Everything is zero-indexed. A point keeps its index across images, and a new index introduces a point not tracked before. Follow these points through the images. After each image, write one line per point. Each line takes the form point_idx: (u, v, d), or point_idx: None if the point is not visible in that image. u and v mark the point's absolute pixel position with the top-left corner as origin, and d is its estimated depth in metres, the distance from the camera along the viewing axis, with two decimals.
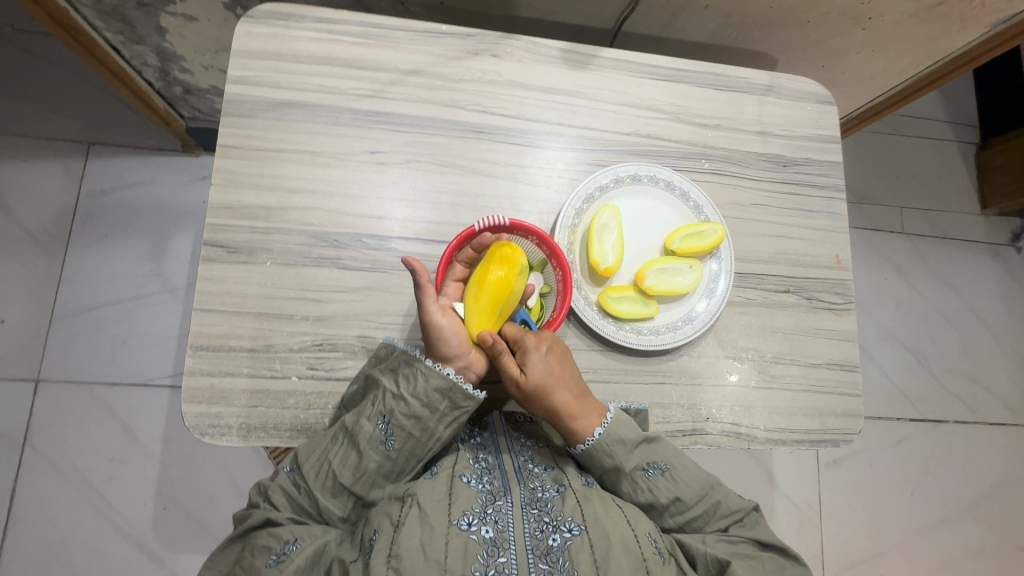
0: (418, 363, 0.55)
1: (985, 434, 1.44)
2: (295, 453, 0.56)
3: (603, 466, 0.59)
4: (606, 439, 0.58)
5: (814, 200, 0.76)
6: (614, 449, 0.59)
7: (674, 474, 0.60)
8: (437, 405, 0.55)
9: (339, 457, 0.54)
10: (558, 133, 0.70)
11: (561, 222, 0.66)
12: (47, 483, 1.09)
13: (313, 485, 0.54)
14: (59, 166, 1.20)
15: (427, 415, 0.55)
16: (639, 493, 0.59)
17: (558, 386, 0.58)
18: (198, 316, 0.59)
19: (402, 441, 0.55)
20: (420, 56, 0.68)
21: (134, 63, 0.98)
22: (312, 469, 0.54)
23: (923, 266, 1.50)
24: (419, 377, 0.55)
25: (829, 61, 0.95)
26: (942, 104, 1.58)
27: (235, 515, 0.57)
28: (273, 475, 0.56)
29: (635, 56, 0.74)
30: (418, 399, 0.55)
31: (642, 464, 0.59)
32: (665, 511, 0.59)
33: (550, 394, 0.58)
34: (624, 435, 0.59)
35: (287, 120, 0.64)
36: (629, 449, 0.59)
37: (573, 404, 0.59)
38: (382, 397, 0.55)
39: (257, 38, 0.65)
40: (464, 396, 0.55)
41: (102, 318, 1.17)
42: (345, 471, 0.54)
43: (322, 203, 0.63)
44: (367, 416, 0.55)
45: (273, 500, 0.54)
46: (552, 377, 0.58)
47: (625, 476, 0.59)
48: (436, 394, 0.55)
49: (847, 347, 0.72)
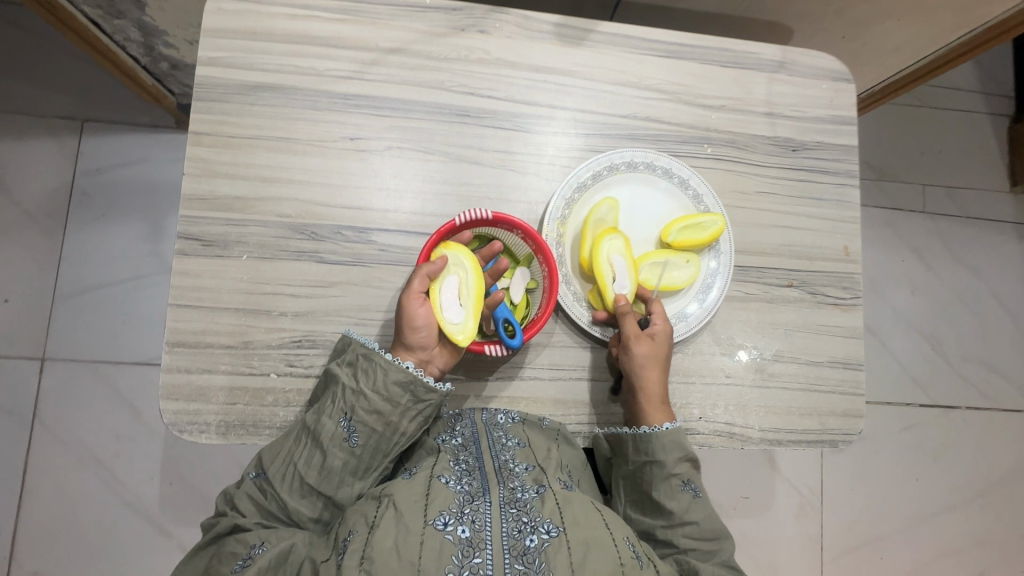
0: (376, 357, 0.55)
1: (997, 422, 1.40)
2: (260, 457, 0.56)
3: (652, 457, 0.60)
4: (665, 436, 0.60)
5: (825, 187, 0.71)
6: (669, 448, 0.60)
7: (704, 503, 0.60)
8: (398, 399, 0.54)
9: (304, 457, 0.54)
10: (549, 116, 0.66)
11: (550, 213, 0.63)
12: (56, 459, 1.12)
13: (279, 487, 0.53)
14: (53, 144, 1.18)
15: (389, 409, 0.54)
16: (666, 499, 0.59)
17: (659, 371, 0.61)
18: (174, 312, 0.57)
19: (365, 437, 0.54)
20: (402, 34, 0.64)
21: (116, 38, 0.94)
22: (278, 471, 0.54)
23: (943, 248, 1.43)
24: (378, 371, 0.54)
25: (851, 32, 0.88)
26: (975, 74, 1.47)
27: (204, 524, 0.57)
28: (238, 482, 0.56)
29: (635, 31, 0.68)
30: (378, 393, 0.54)
31: (683, 476, 0.60)
32: (679, 530, 0.58)
33: (648, 369, 0.60)
34: (684, 444, 0.61)
35: (262, 103, 0.61)
36: (682, 457, 0.60)
37: (659, 393, 0.61)
38: (342, 394, 0.54)
39: (229, 15, 0.61)
40: (426, 389, 0.55)
41: (101, 299, 1.17)
42: (311, 471, 0.53)
43: (298, 193, 0.60)
44: (328, 414, 0.54)
45: (240, 507, 0.54)
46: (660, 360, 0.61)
47: (664, 477, 0.60)
48: (396, 388, 0.54)
49: (852, 344, 0.69)
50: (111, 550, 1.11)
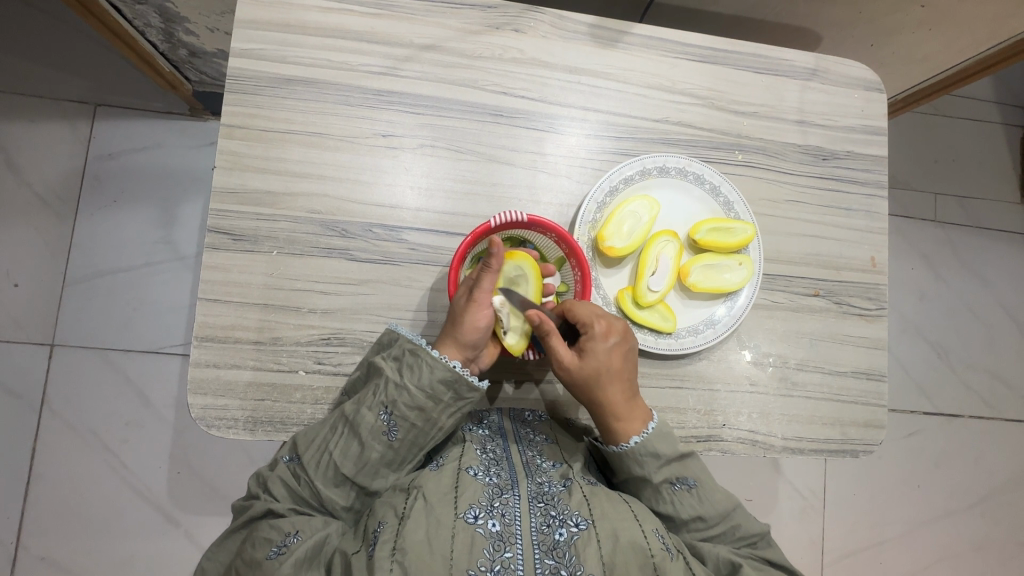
0: (422, 353, 0.54)
1: (1001, 431, 1.41)
2: (295, 442, 0.55)
3: (631, 473, 0.58)
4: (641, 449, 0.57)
5: (853, 196, 0.71)
6: (647, 460, 0.57)
7: (701, 491, 0.58)
8: (440, 396, 0.54)
9: (341, 447, 0.53)
10: (582, 118, 0.65)
11: (582, 217, 0.62)
12: (65, 445, 1.12)
13: (314, 476, 0.53)
14: (65, 128, 1.17)
15: (430, 406, 0.54)
16: (661, 505, 0.58)
17: (610, 383, 0.57)
18: (202, 307, 0.57)
19: (404, 432, 0.54)
20: (436, 30, 0.63)
21: (136, 24, 0.93)
22: (313, 459, 0.54)
23: (954, 258, 1.43)
24: (424, 368, 0.54)
25: (879, 40, 0.87)
26: (993, 85, 1.47)
27: (236, 507, 0.57)
28: (272, 466, 0.56)
29: (669, 34, 0.68)
30: (421, 390, 0.53)
31: (670, 478, 0.57)
32: (683, 526, 0.58)
33: (598, 386, 0.57)
34: (660, 450, 0.57)
35: (294, 97, 0.60)
36: (662, 463, 0.57)
37: (621, 402, 0.57)
38: (384, 387, 0.54)
39: (262, 7, 0.60)
40: (468, 388, 0.55)
41: (113, 285, 1.16)
42: (347, 461, 0.53)
43: (329, 189, 0.60)
44: (369, 406, 0.53)
45: (273, 491, 0.54)
46: (606, 372, 0.56)
47: (650, 487, 0.58)
48: (440, 386, 0.54)
49: (875, 355, 0.69)
50: (119, 537, 1.11)
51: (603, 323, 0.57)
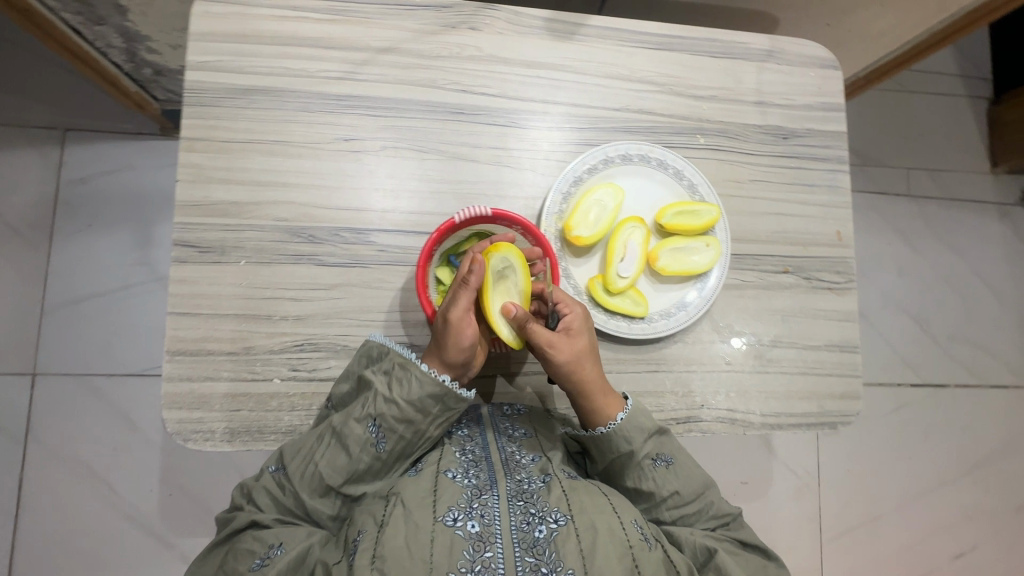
0: (413, 367, 0.54)
1: (986, 398, 1.43)
2: (280, 453, 0.55)
3: (616, 451, 0.59)
4: (623, 430, 0.58)
5: (816, 173, 0.72)
6: (631, 437, 0.58)
7: (679, 468, 0.59)
8: (429, 408, 0.54)
9: (327, 458, 0.53)
10: (543, 111, 0.66)
11: (547, 208, 0.63)
12: (52, 473, 1.10)
13: (299, 486, 0.53)
14: (34, 155, 1.16)
15: (419, 418, 0.54)
16: (643, 482, 0.59)
17: (590, 365, 0.58)
18: (172, 321, 0.57)
19: (393, 444, 0.54)
20: (392, 32, 0.63)
21: (97, 45, 0.93)
22: (297, 470, 0.53)
23: (929, 230, 1.46)
24: (414, 382, 0.53)
25: (835, 19, 0.89)
26: (955, 58, 1.50)
27: (219, 518, 0.56)
28: (254, 476, 0.55)
29: (625, 23, 0.69)
30: (411, 404, 0.53)
31: (650, 455, 0.59)
32: (662, 504, 0.58)
33: (580, 365, 0.58)
34: (643, 425, 0.59)
35: (253, 107, 0.60)
36: (643, 440, 0.59)
37: (601, 380, 0.59)
38: (374, 400, 0.53)
39: (216, 19, 0.60)
40: (457, 399, 0.55)
41: (92, 309, 1.15)
42: (334, 472, 0.53)
43: (294, 196, 0.60)
44: (357, 419, 0.53)
45: (256, 503, 0.53)
46: (584, 353, 0.58)
47: (633, 462, 0.59)
48: (430, 399, 0.53)
49: (847, 327, 0.70)
50: (112, 564, 1.09)
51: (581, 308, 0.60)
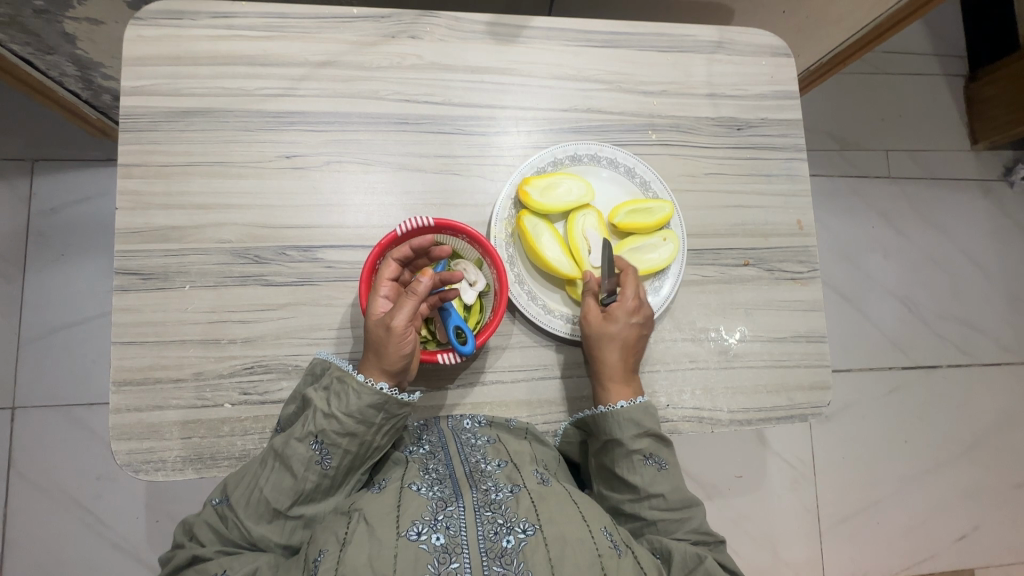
0: (349, 379, 0.53)
1: (978, 377, 1.42)
2: (222, 483, 0.53)
3: (610, 436, 0.59)
4: (621, 417, 0.59)
5: (773, 162, 0.71)
6: (629, 425, 0.58)
7: (671, 473, 0.59)
8: (372, 419, 0.53)
9: (272, 481, 0.52)
10: (490, 116, 0.65)
11: (496, 215, 0.62)
12: (36, 506, 1.09)
13: (243, 515, 0.51)
14: (3, 187, 1.16)
15: (363, 429, 0.53)
16: (631, 475, 0.58)
17: (615, 350, 0.60)
18: (118, 350, 0.56)
19: (339, 459, 0.53)
20: (331, 45, 0.63)
21: (51, 74, 0.92)
22: (242, 497, 0.52)
23: (910, 211, 1.44)
24: (351, 394, 0.53)
25: (790, 6, 0.88)
26: (926, 37, 1.49)
27: (160, 559, 0.54)
28: (199, 510, 0.54)
29: (569, 23, 0.68)
30: (351, 416, 0.52)
31: (646, 451, 0.58)
32: (646, 501, 0.58)
33: (603, 345, 0.60)
34: (642, 419, 0.59)
35: (192, 129, 0.59)
36: (642, 432, 0.59)
37: (626, 366, 0.61)
38: (313, 417, 0.52)
39: (150, 42, 0.60)
40: (399, 404, 0.54)
41: (69, 339, 1.14)
42: (280, 495, 0.52)
43: (238, 217, 0.59)
44: (298, 438, 0.52)
45: (199, 537, 0.52)
46: (617, 338, 0.60)
47: (627, 454, 0.58)
48: (370, 409, 0.53)
49: (814, 317, 0.69)
50: None
51: (632, 299, 0.61)
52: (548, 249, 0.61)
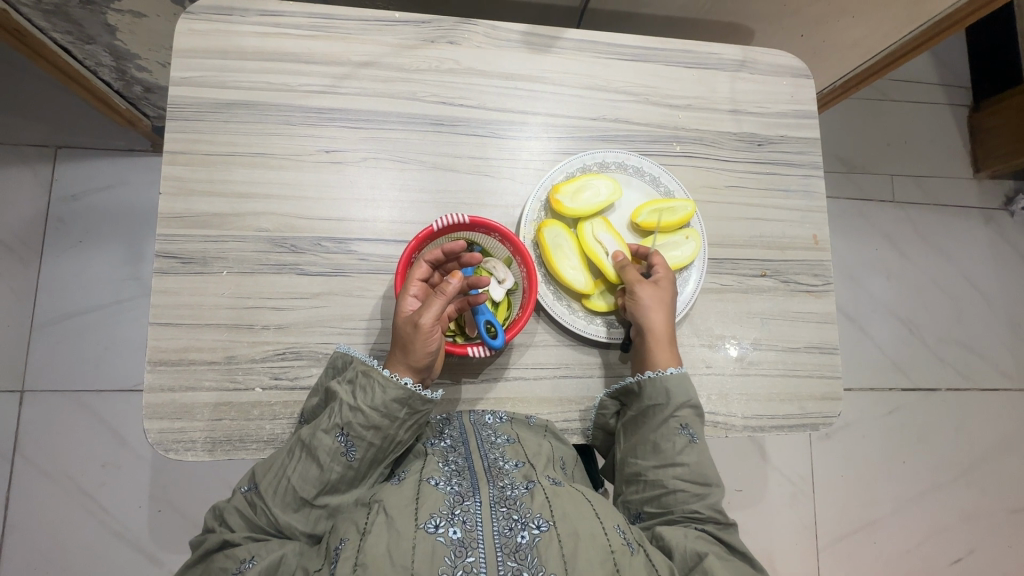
0: (374, 373, 0.54)
1: (977, 400, 1.44)
2: (252, 470, 0.54)
3: (650, 400, 0.61)
4: (667, 381, 0.61)
5: (791, 178, 0.73)
6: (671, 392, 0.61)
7: (701, 448, 0.60)
8: (396, 414, 0.54)
9: (299, 471, 0.53)
10: (521, 121, 0.67)
11: (526, 216, 0.64)
12: (40, 491, 1.09)
13: (271, 502, 0.52)
14: (27, 172, 1.17)
15: (387, 423, 0.54)
16: (663, 440, 0.60)
17: (666, 315, 0.63)
18: (155, 331, 0.57)
19: (363, 451, 0.53)
20: (372, 47, 0.65)
21: (88, 64, 0.94)
22: (270, 485, 0.53)
23: (913, 234, 1.47)
24: (376, 388, 0.54)
25: (808, 31, 0.91)
26: (933, 66, 1.53)
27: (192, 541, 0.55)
28: (229, 496, 0.55)
29: (600, 36, 0.71)
30: (376, 409, 0.53)
31: (681, 422, 0.61)
32: (670, 469, 0.60)
33: (656, 311, 0.62)
34: (682, 388, 0.61)
35: (236, 120, 0.61)
36: (680, 402, 0.61)
37: (670, 335, 0.63)
38: (339, 410, 0.53)
39: (200, 36, 0.62)
40: (422, 401, 0.55)
41: (83, 325, 1.15)
42: (306, 485, 0.53)
43: (276, 207, 0.61)
44: (324, 429, 0.53)
45: (228, 522, 0.53)
46: (665, 304, 0.63)
47: (661, 420, 0.61)
48: (394, 404, 0.54)
49: (827, 329, 0.71)
50: None
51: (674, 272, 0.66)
52: (568, 258, 0.64)
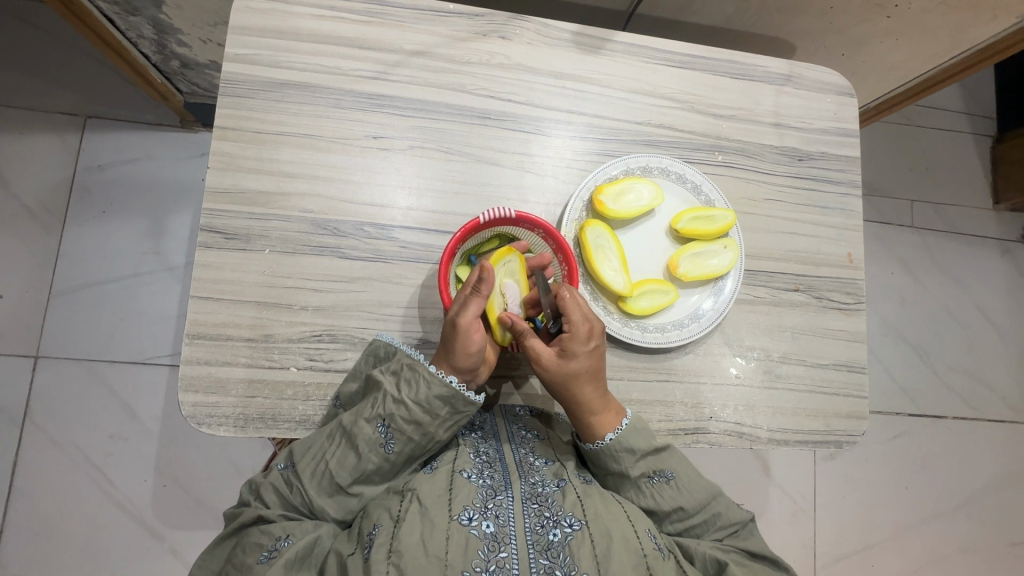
0: (420, 368, 0.54)
1: (983, 431, 1.44)
2: (290, 450, 0.55)
3: (609, 469, 0.59)
4: (609, 450, 0.58)
5: (828, 196, 0.74)
6: (629, 453, 0.58)
7: (681, 483, 0.58)
8: (437, 411, 0.54)
9: (337, 457, 0.53)
10: (567, 121, 0.68)
11: (568, 215, 0.64)
12: (47, 459, 1.09)
13: (308, 484, 0.53)
14: (55, 139, 1.17)
15: (428, 420, 0.54)
16: (641, 499, 0.58)
17: (582, 385, 0.57)
18: (195, 304, 0.57)
19: (401, 445, 0.53)
20: (425, 36, 0.65)
21: (129, 36, 0.94)
22: (309, 467, 0.53)
23: (931, 261, 1.48)
24: (422, 383, 0.53)
25: (849, 50, 0.91)
26: (961, 95, 1.53)
27: (225, 515, 0.56)
28: (265, 472, 0.55)
29: (650, 41, 0.71)
30: (419, 404, 0.53)
31: (648, 471, 0.58)
32: (665, 518, 0.58)
33: (570, 385, 0.57)
34: (635, 444, 0.58)
35: (287, 100, 0.62)
36: (639, 456, 0.58)
37: (597, 401, 0.58)
38: (382, 400, 0.53)
39: (256, 15, 0.62)
40: (464, 403, 0.54)
41: (100, 296, 1.15)
42: (342, 471, 0.53)
43: (321, 189, 0.61)
44: (366, 419, 0.53)
45: (264, 498, 0.53)
46: (580, 373, 0.57)
47: (629, 482, 0.58)
48: (437, 401, 0.53)
49: (856, 348, 0.71)
50: (101, 555, 1.08)
51: (590, 326, 0.57)
52: (608, 259, 0.63)
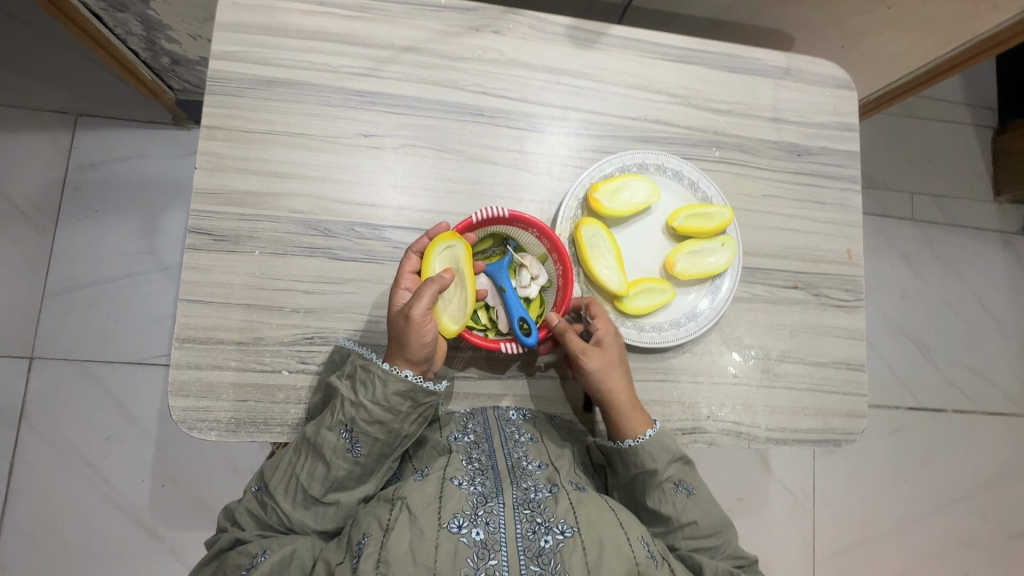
0: (373, 367, 0.53)
1: (983, 424, 1.43)
2: (261, 471, 0.55)
3: (639, 467, 0.59)
4: (647, 447, 0.59)
5: (827, 191, 0.72)
6: (658, 455, 0.59)
7: (701, 500, 0.59)
8: (398, 407, 0.53)
9: (306, 469, 0.53)
10: (561, 117, 0.66)
11: (562, 213, 0.63)
12: (43, 460, 1.09)
13: (281, 500, 0.52)
14: (45, 138, 1.16)
15: (391, 417, 0.53)
16: (662, 504, 0.58)
17: (618, 378, 0.60)
18: (184, 308, 0.56)
19: (368, 446, 0.53)
20: (415, 31, 0.64)
21: (117, 31, 0.93)
22: (281, 484, 0.53)
23: (931, 255, 1.46)
24: (376, 381, 0.52)
25: (848, 42, 0.90)
26: (962, 86, 1.52)
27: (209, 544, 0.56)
28: (240, 497, 0.56)
29: (646, 35, 0.70)
30: (378, 404, 0.52)
31: (675, 478, 0.59)
32: (678, 530, 0.58)
33: (608, 376, 0.59)
34: (668, 446, 0.59)
35: (275, 98, 0.60)
36: (670, 461, 0.59)
37: (631, 396, 0.60)
38: (341, 406, 0.53)
39: (243, 10, 0.61)
40: (426, 393, 0.53)
41: (94, 296, 1.14)
42: (314, 482, 0.52)
43: (312, 189, 0.60)
44: (328, 426, 0.53)
45: (240, 521, 0.54)
46: (615, 365, 0.60)
47: (655, 484, 0.58)
48: (396, 397, 0.52)
49: (855, 345, 0.70)
50: (100, 556, 1.08)
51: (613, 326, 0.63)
52: (603, 259, 0.62)
